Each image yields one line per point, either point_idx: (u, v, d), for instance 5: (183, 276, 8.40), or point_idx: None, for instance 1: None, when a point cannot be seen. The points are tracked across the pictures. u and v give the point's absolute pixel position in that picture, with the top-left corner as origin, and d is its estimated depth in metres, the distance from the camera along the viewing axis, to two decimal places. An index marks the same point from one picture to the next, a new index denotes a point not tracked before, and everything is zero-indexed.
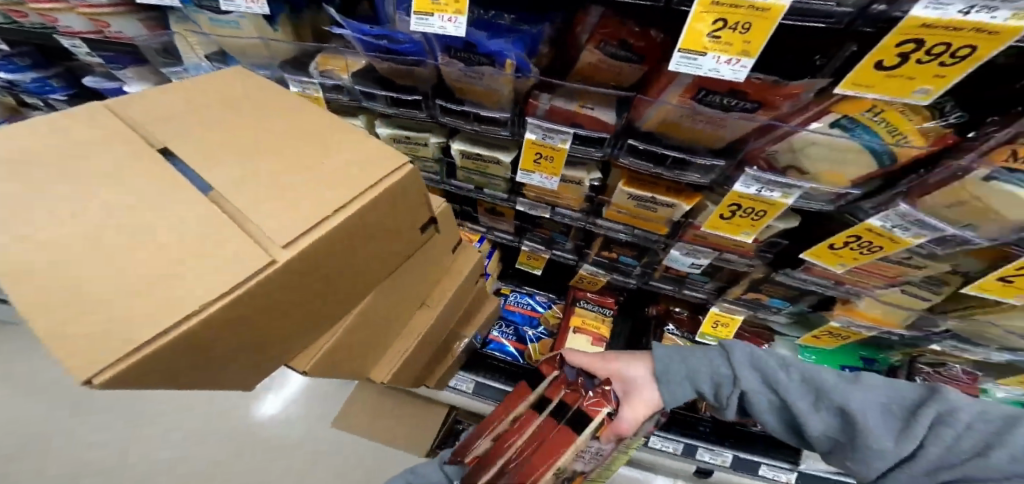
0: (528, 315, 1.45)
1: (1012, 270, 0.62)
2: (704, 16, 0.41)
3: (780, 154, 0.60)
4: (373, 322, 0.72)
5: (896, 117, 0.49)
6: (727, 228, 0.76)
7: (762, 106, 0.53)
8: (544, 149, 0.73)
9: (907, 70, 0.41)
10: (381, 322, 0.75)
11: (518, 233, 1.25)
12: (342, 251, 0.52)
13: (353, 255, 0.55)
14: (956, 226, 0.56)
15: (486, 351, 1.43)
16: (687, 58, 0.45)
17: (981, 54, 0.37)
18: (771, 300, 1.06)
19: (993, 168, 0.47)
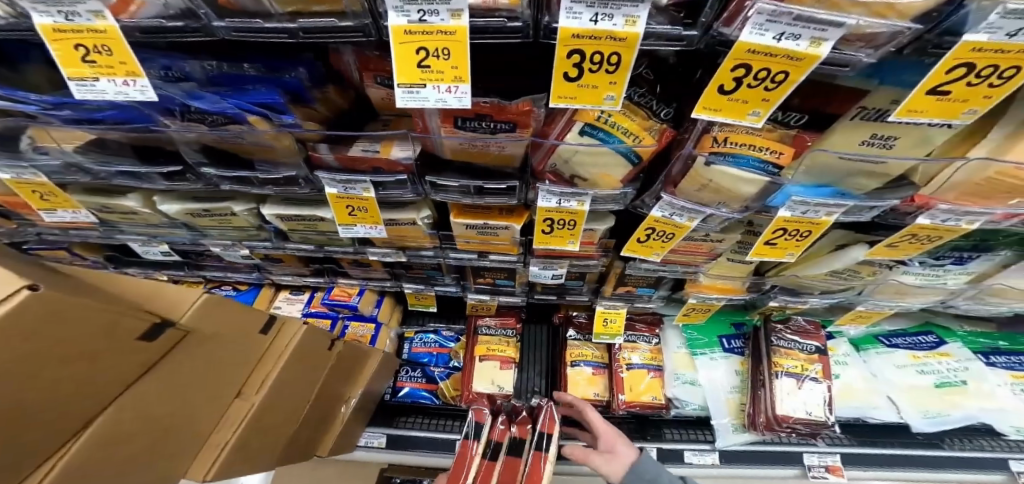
0: (437, 354, 1.35)
1: (773, 233, 0.70)
2: (404, 49, 0.42)
3: (560, 167, 0.63)
4: (139, 446, 0.45)
5: (621, 118, 0.55)
6: (553, 239, 0.78)
7: (514, 125, 0.55)
8: (353, 201, 0.69)
9: (587, 80, 0.46)
10: (160, 445, 0.49)
11: (394, 280, 1.17)
12: (54, 336, 0.32)
13: (73, 334, 0.33)
14: (712, 206, 0.65)
15: (399, 401, 1.29)
16: (410, 91, 0.46)
17: (627, 59, 0.43)
18: (639, 289, 1.10)
19: (705, 154, 0.55)
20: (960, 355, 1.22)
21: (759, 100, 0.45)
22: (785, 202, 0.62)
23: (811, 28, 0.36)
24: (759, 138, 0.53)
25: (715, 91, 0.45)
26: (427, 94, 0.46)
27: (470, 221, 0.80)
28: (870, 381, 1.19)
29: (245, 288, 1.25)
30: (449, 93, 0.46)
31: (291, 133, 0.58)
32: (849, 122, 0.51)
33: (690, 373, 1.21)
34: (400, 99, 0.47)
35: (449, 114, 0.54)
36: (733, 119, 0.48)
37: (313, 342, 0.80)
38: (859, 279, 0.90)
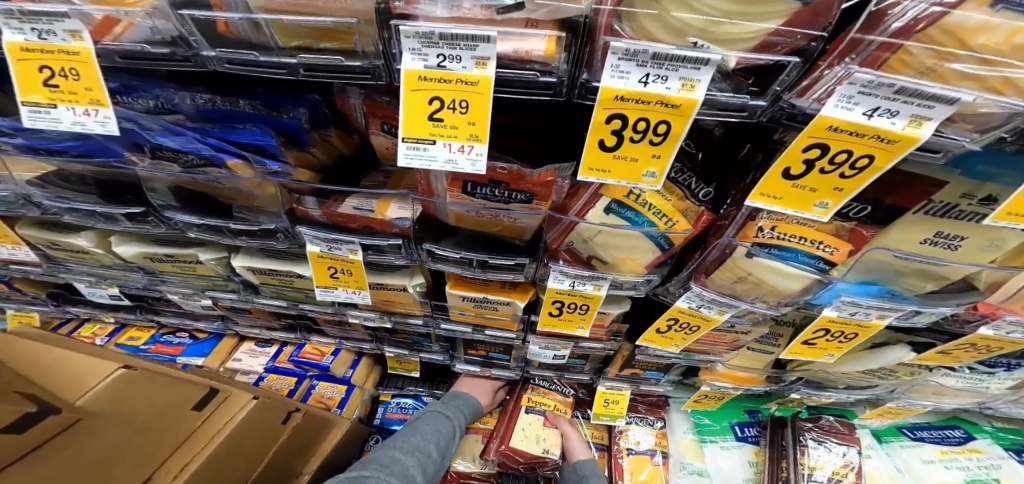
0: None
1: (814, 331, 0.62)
2: (416, 96, 0.37)
3: (578, 246, 0.57)
4: None
5: (653, 196, 0.49)
6: (561, 322, 0.70)
7: (532, 196, 0.49)
8: (336, 262, 0.61)
9: (627, 149, 0.41)
10: None
11: (375, 343, 1.04)
12: None
13: None
14: (750, 302, 0.57)
15: None
16: (416, 147, 0.41)
17: (677, 130, 0.38)
18: (647, 372, 0.99)
19: (748, 244, 0.48)
20: (997, 453, 1.07)
21: (831, 189, 0.40)
22: (831, 299, 0.55)
23: (914, 105, 0.29)
24: (812, 229, 0.47)
25: (781, 173, 0.40)
26: (435, 151, 0.41)
27: (471, 296, 0.72)
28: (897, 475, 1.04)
29: (204, 336, 1.11)
30: (461, 151, 0.41)
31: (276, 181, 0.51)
32: (911, 216, 0.44)
33: (698, 463, 1.06)
34: (404, 153, 0.41)
35: (459, 176, 0.48)
36: (796, 209, 0.43)
37: (258, 419, 0.65)
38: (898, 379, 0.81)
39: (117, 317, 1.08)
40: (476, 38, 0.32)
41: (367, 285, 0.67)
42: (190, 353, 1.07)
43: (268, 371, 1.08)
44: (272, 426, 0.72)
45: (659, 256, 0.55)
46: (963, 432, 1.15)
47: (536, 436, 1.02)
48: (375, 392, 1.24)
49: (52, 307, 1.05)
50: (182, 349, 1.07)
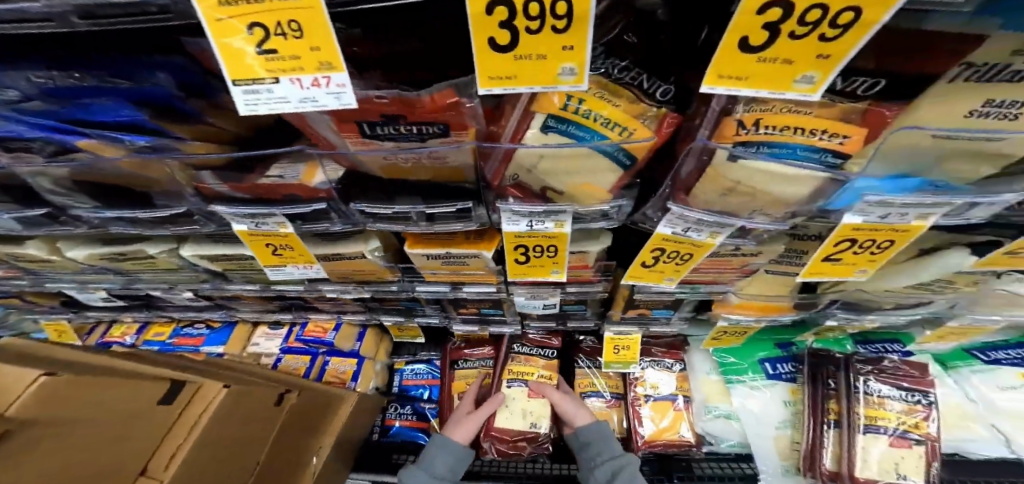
0: (430, 386, 1.21)
1: (835, 245, 0.49)
2: (218, 29, 0.25)
3: (525, 179, 0.47)
4: None
5: (596, 105, 0.38)
6: (531, 269, 0.61)
7: (447, 127, 0.39)
8: (270, 237, 0.56)
9: (525, 47, 0.30)
10: None
11: (370, 313, 1.03)
12: None
13: None
14: (745, 218, 0.45)
15: (389, 441, 1.14)
16: (258, 89, 0.30)
17: (580, 8, 0.26)
18: (655, 312, 0.90)
19: (728, 146, 0.37)
20: None
21: (816, 60, 0.27)
22: (851, 203, 0.42)
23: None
24: (809, 117, 0.33)
25: (738, 49, 0.26)
26: (285, 91, 0.29)
27: (434, 254, 0.65)
28: (965, 407, 0.97)
29: (219, 325, 1.16)
30: (318, 88, 0.29)
31: (159, 158, 0.44)
32: (943, 87, 0.30)
33: (725, 405, 1.04)
34: (247, 99, 0.30)
35: (347, 118, 0.38)
36: (771, 91, 0.30)
37: (244, 401, 0.63)
38: (961, 293, 0.66)
39: (134, 316, 1.14)
40: None
41: (316, 258, 0.63)
42: (211, 342, 1.12)
43: (283, 352, 1.11)
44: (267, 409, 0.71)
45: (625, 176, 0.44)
46: None
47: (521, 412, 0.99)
48: (388, 361, 1.27)
49: (94, 315, 1.12)
50: (201, 339, 1.13)
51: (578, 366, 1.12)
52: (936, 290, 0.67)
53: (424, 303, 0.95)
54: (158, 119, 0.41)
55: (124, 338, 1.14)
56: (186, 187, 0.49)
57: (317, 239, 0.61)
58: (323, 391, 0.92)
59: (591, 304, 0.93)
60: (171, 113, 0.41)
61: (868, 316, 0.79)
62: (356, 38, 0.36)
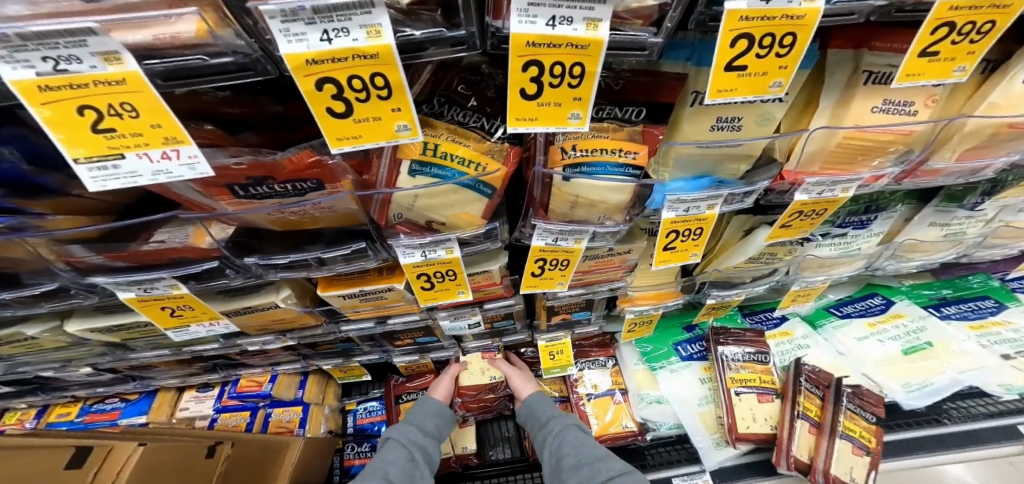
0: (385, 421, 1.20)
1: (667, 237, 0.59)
2: (54, 111, 0.28)
3: (408, 215, 0.53)
4: None
5: (450, 147, 0.46)
6: (439, 294, 0.66)
7: (320, 182, 0.44)
8: (165, 300, 0.56)
9: (360, 111, 0.36)
10: None
11: (305, 360, 1.02)
12: None
13: None
14: (598, 224, 0.56)
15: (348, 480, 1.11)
16: (103, 166, 0.33)
17: (397, 79, 0.34)
18: (575, 315, 0.98)
19: (560, 169, 0.47)
20: (915, 314, 1.18)
21: (573, 100, 0.38)
22: (665, 203, 0.54)
23: (578, 8, 0.30)
24: (607, 140, 0.45)
25: (519, 96, 0.37)
26: (135, 165, 0.34)
27: (347, 293, 0.68)
28: (846, 360, 1.12)
29: (136, 396, 1.08)
30: (168, 160, 0.35)
31: (17, 239, 0.45)
32: (691, 109, 0.44)
33: (654, 391, 1.12)
34: (92, 174, 0.34)
35: (214, 182, 0.41)
36: (556, 126, 0.41)
37: (164, 458, 0.62)
38: (795, 261, 0.81)
39: (31, 401, 1.03)
40: (77, 33, 0.23)
41: (222, 313, 0.64)
42: (129, 414, 1.04)
43: (219, 411, 1.05)
44: (197, 462, 0.69)
45: (492, 203, 0.52)
46: (887, 295, 1.24)
47: (481, 369, 1.08)
48: (340, 404, 1.24)
49: None
50: (116, 413, 1.04)
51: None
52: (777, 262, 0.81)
53: (357, 342, 0.96)
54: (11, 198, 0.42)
55: (21, 424, 1.03)
56: (54, 263, 0.49)
57: (220, 295, 0.63)
58: (262, 438, 0.90)
59: (519, 318, 0.98)
60: (27, 192, 0.41)
61: (742, 289, 0.93)
62: (224, 99, 0.44)
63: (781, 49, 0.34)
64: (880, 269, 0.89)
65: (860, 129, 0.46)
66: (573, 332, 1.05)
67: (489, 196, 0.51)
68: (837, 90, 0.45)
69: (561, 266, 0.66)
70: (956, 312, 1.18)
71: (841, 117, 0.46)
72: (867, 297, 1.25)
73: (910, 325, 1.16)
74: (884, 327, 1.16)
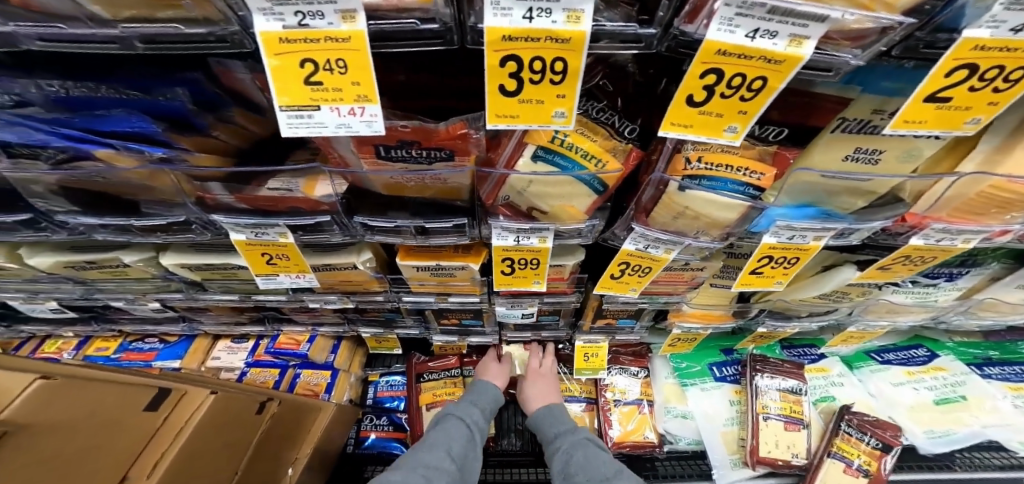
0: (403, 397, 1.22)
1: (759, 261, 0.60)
2: (283, 61, 0.31)
3: (514, 199, 0.54)
4: None
5: (578, 139, 0.46)
6: (514, 281, 0.67)
7: (453, 153, 0.46)
8: (269, 247, 0.59)
9: (527, 93, 0.36)
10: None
11: (348, 325, 1.04)
12: None
13: None
14: (695, 238, 0.56)
15: (364, 451, 1.14)
16: (300, 114, 0.36)
17: (575, 67, 0.33)
18: (620, 322, 0.99)
19: (678, 178, 0.46)
20: (960, 369, 1.16)
21: (737, 113, 0.37)
22: (769, 227, 0.53)
23: (790, 24, 0.27)
24: (736, 156, 0.45)
25: (684, 102, 0.36)
26: (324, 117, 0.36)
27: (425, 266, 0.70)
28: (877, 402, 1.13)
29: (175, 339, 1.10)
30: (352, 116, 0.37)
31: (166, 169, 0.47)
32: (828, 137, 0.43)
33: (681, 406, 1.13)
34: (288, 120, 0.36)
35: (367, 141, 0.43)
36: (708, 136, 0.40)
37: (227, 408, 0.64)
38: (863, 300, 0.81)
39: (78, 330, 1.05)
40: None
41: (310, 269, 0.66)
42: (164, 357, 1.06)
43: (249, 366, 1.07)
44: (249, 416, 0.71)
45: (598, 201, 0.53)
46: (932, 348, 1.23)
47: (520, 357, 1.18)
48: (363, 374, 1.26)
49: (30, 328, 1.03)
50: (152, 354, 1.06)
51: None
52: (842, 298, 0.81)
53: (405, 315, 0.97)
54: (169, 131, 0.45)
55: (60, 354, 1.04)
56: (184, 196, 0.52)
57: (312, 250, 0.64)
58: (299, 399, 0.92)
59: (563, 315, 0.99)
60: (181, 127, 0.45)
61: (793, 320, 0.93)
62: None
63: (1002, 83, 0.33)
64: (939, 320, 0.89)
65: (1013, 179, 0.45)
66: (613, 338, 1.06)
67: (597, 194, 0.51)
68: (1000, 135, 0.45)
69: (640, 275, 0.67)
70: (1000, 373, 1.16)
71: (995, 164, 0.45)
72: (914, 348, 1.24)
73: (949, 378, 1.15)
74: (919, 376, 1.17)
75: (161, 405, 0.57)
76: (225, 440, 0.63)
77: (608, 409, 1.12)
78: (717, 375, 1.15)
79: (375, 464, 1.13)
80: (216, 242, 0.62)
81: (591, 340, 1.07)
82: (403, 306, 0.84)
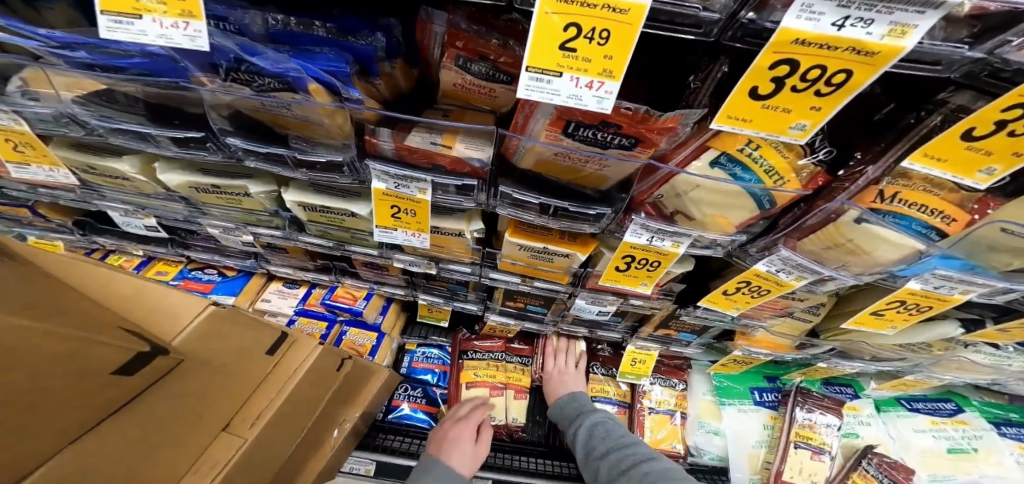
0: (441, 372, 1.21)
1: (887, 304, 0.62)
2: (551, 23, 0.31)
3: (667, 200, 0.53)
4: None
5: (769, 153, 0.45)
6: (623, 279, 0.67)
7: (637, 142, 0.44)
8: (401, 201, 0.57)
9: (780, 99, 0.35)
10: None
11: (409, 290, 1.03)
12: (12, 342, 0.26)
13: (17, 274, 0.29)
14: (837, 269, 0.56)
15: (390, 422, 1.14)
16: (538, 78, 0.35)
17: (858, 81, 0.32)
18: (680, 334, 0.99)
19: (862, 209, 0.46)
20: (985, 427, 1.14)
21: (1006, 155, 0.37)
22: (918, 273, 0.54)
23: None
24: (936, 198, 0.45)
25: (958, 134, 0.36)
26: (561, 84, 0.35)
27: (531, 247, 0.68)
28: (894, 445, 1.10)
29: (232, 274, 1.10)
30: (587, 89, 0.35)
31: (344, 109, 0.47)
32: None
33: (714, 422, 1.13)
34: (527, 81, 0.35)
35: (565, 114, 0.42)
36: (956, 175, 0.40)
37: (322, 363, 0.64)
38: (942, 352, 0.81)
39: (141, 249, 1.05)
40: None
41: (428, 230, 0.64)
42: (220, 291, 1.06)
43: (299, 314, 1.08)
44: (332, 372, 0.71)
45: (756, 218, 0.52)
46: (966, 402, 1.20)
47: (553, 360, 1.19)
48: (400, 341, 1.26)
49: (96, 239, 1.03)
50: (211, 286, 1.06)
51: (593, 372, 1.18)
52: (922, 348, 0.81)
53: (471, 290, 0.97)
54: None
55: (120, 271, 1.02)
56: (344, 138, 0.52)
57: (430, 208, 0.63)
58: (364, 361, 0.93)
59: (625, 318, 0.99)
60: None
61: (857, 361, 0.93)
62: None
63: None
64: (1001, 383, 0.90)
65: None
66: (666, 348, 1.06)
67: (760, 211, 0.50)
68: None
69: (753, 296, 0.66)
70: None
71: None
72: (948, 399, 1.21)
73: (978, 435, 1.13)
74: (945, 427, 1.15)
75: (276, 349, 0.57)
76: (311, 395, 0.63)
77: (640, 412, 1.11)
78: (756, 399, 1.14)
79: (387, 434, 1.12)
80: (342, 186, 0.61)
81: (642, 347, 1.07)
82: (484, 281, 0.83)
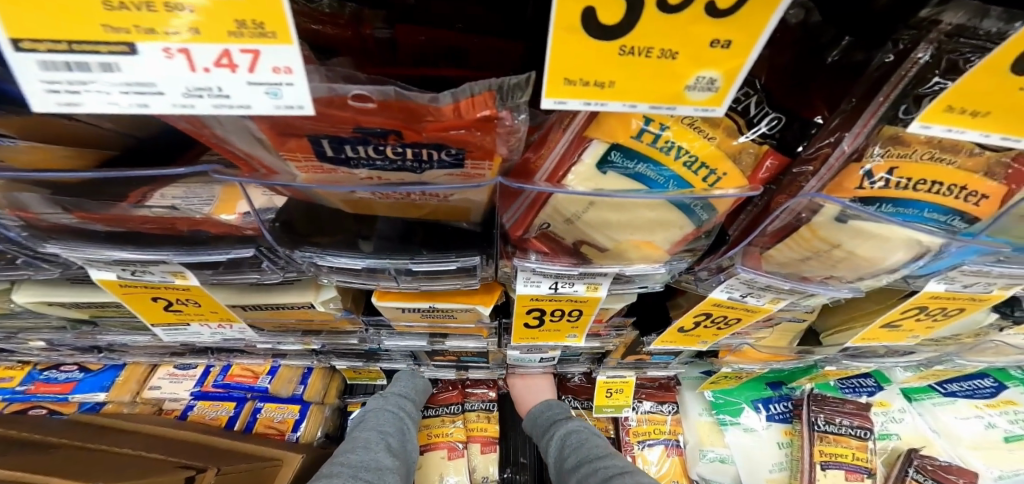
0: None
1: (906, 313, 0.45)
2: None
3: (558, 229, 0.34)
4: None
5: (683, 135, 0.27)
6: (541, 331, 0.48)
7: (464, 153, 0.25)
8: (166, 290, 0.42)
9: (648, 36, 0.17)
10: None
11: (318, 358, 0.85)
12: None
13: None
14: (819, 283, 0.39)
15: None
16: (84, 64, 0.15)
17: None
18: (655, 356, 0.77)
19: (845, 201, 0.28)
20: None
21: None
22: (939, 271, 0.37)
23: None
24: (950, 169, 0.27)
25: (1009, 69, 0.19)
26: (151, 71, 0.16)
27: (420, 310, 0.49)
28: (945, 444, 0.94)
29: (100, 368, 0.91)
30: (225, 71, 0.16)
31: None
32: None
33: (719, 448, 0.90)
34: (46, 74, 0.16)
35: (293, 130, 0.23)
36: (1006, 134, 0.23)
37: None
38: (975, 339, 0.64)
39: None
40: None
41: (238, 316, 0.48)
42: (83, 389, 0.86)
43: (197, 397, 0.87)
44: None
45: (697, 233, 0.34)
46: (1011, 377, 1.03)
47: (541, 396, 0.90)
48: (341, 403, 1.02)
49: None
50: (71, 385, 0.87)
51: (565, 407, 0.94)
52: (948, 340, 0.64)
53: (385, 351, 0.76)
54: None
55: None
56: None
57: (246, 285, 0.45)
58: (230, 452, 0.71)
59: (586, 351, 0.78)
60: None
61: (876, 363, 0.75)
62: None
63: None
64: None
65: None
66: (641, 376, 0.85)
67: (697, 222, 0.32)
68: None
69: (713, 326, 0.50)
70: None
71: None
72: (986, 376, 1.04)
73: None
74: (989, 410, 0.98)
75: None
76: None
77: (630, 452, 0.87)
78: (763, 414, 0.93)
79: None
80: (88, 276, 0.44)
81: (617, 375, 0.83)
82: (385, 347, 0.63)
